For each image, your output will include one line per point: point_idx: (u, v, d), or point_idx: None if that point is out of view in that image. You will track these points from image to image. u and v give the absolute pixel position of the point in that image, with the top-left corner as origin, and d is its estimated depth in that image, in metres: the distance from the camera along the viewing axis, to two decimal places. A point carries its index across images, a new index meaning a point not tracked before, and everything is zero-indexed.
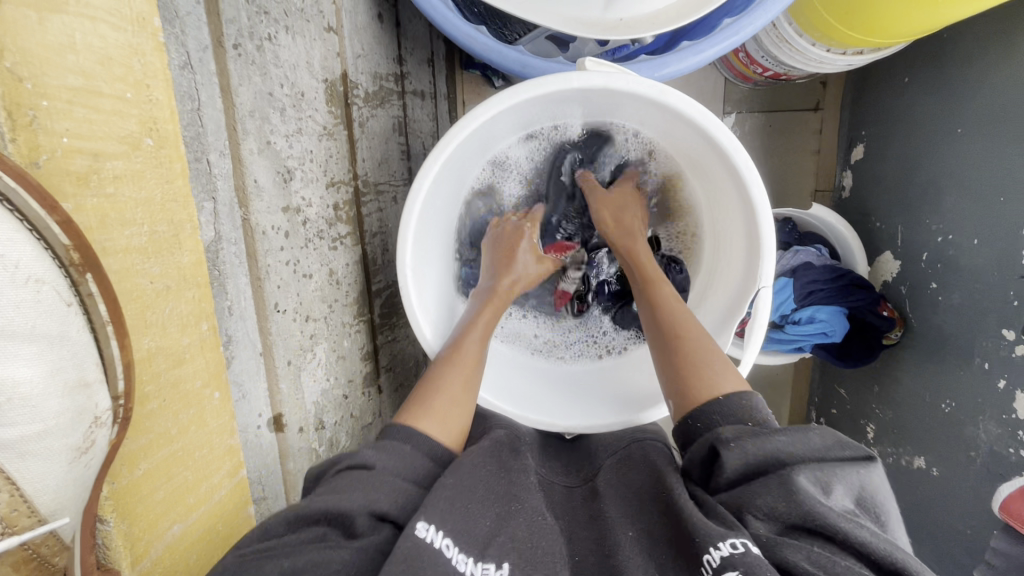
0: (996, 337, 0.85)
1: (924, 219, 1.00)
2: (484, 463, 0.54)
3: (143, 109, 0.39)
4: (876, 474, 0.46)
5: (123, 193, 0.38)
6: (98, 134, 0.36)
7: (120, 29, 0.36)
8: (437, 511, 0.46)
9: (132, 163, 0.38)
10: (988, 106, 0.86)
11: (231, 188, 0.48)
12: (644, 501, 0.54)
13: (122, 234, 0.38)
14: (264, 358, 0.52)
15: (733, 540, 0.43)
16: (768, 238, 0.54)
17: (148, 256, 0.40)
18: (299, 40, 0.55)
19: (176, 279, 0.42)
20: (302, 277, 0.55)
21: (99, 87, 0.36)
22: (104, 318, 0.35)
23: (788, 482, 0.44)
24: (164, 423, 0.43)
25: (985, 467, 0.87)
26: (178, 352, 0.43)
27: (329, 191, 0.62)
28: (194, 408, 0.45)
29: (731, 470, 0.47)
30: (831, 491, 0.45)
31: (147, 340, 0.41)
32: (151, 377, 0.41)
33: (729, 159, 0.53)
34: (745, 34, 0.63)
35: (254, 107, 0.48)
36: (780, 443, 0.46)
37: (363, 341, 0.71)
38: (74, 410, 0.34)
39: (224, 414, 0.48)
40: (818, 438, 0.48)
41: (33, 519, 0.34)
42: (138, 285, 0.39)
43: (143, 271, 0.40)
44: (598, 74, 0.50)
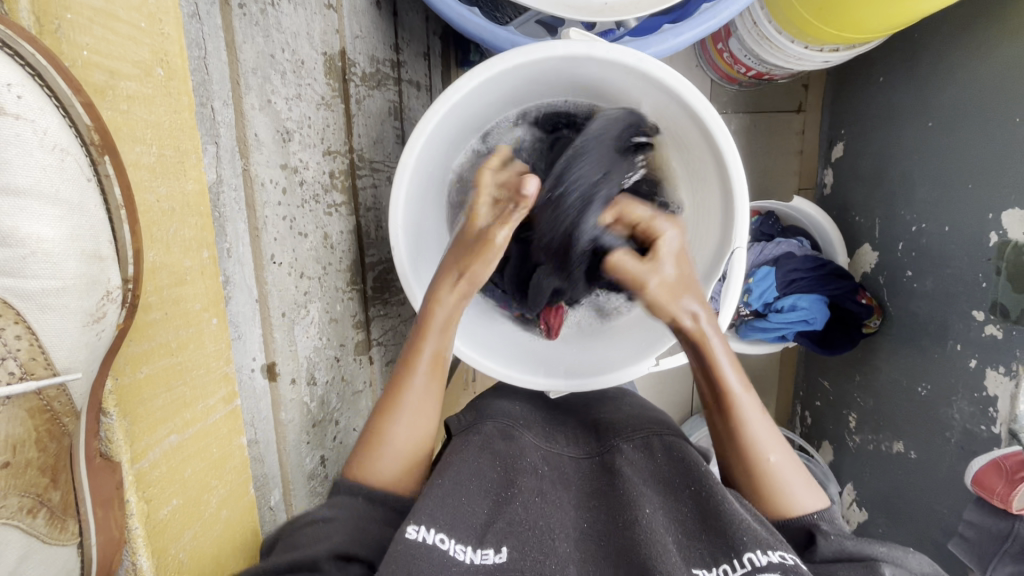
0: (967, 318, 0.88)
1: (899, 211, 1.04)
2: (478, 457, 0.57)
3: (155, 41, 0.41)
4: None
5: (136, 113, 0.41)
6: (114, 53, 0.39)
7: None
8: (426, 509, 0.49)
9: (144, 87, 0.41)
10: (955, 98, 0.91)
11: (233, 139, 0.50)
12: (670, 486, 0.55)
13: (132, 149, 0.41)
14: (260, 306, 0.54)
15: (780, 550, 0.46)
16: (740, 200, 0.57)
17: (155, 176, 0.42)
18: (301, 12, 0.59)
19: (180, 204, 0.44)
20: (298, 234, 0.58)
21: (117, 13, 0.39)
22: (118, 202, 0.39)
23: (876, 566, 0.46)
24: (163, 334, 0.45)
25: (959, 446, 0.90)
26: (181, 273, 0.45)
27: (326, 159, 0.65)
28: (194, 327, 0.47)
29: (823, 554, 0.49)
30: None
31: (151, 254, 0.43)
32: (154, 289, 0.44)
33: (703, 124, 0.56)
34: (722, 17, 0.66)
35: (256, 66, 0.50)
36: (879, 550, 0.48)
37: (355, 309, 0.73)
38: (88, 278, 0.38)
39: (222, 340, 0.50)
40: (915, 561, 0.49)
41: (49, 370, 0.38)
42: (144, 201, 0.42)
43: (150, 189, 0.42)
44: (581, 43, 0.54)
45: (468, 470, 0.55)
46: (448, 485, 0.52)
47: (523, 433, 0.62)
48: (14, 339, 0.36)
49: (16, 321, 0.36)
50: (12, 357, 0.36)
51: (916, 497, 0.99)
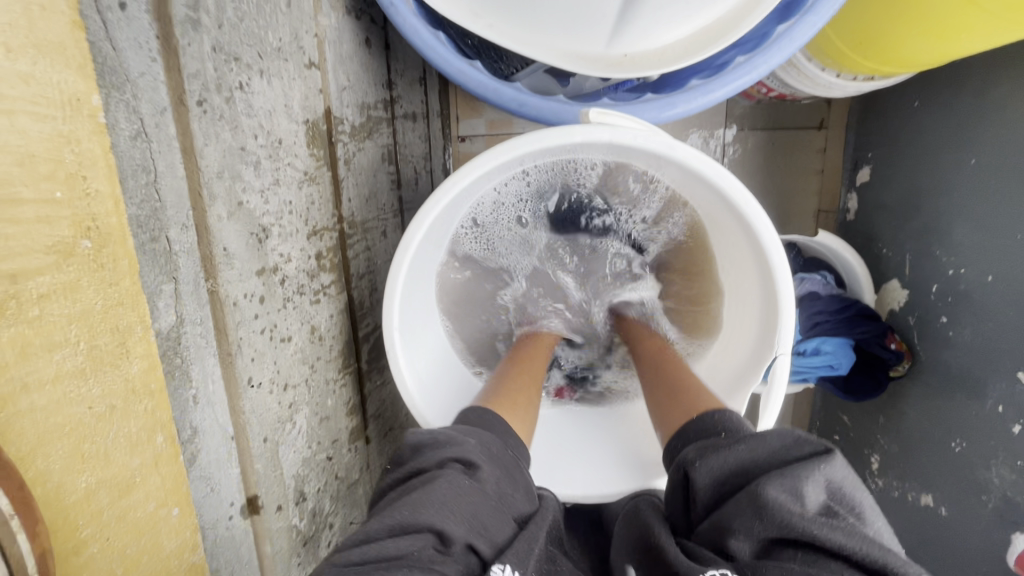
0: (1010, 379, 0.82)
1: (934, 251, 0.96)
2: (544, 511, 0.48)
3: (77, 208, 0.30)
4: (838, 467, 0.40)
5: (51, 312, 0.29)
6: (16, 250, 0.27)
7: (43, 118, 0.28)
8: (511, 548, 0.40)
9: (63, 273, 0.30)
10: (1004, 137, 0.82)
11: (197, 261, 0.42)
12: (646, 546, 0.47)
13: (50, 360, 0.30)
14: (236, 438, 0.47)
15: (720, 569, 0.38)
16: (786, 303, 0.50)
17: (85, 379, 0.32)
18: (276, 82, 0.51)
19: (122, 394, 0.34)
20: (279, 342, 0.51)
21: (18, 193, 0.27)
22: (6, 502, 0.27)
23: (756, 495, 0.39)
24: (106, 564, 0.35)
25: (997, 513, 0.84)
26: (127, 478, 0.36)
27: (311, 241, 0.57)
28: (145, 534, 0.38)
29: (703, 492, 0.43)
30: (801, 494, 0.38)
31: (84, 475, 0.33)
32: (91, 517, 0.34)
33: (745, 218, 0.49)
34: (758, 73, 0.59)
35: (222, 167, 0.43)
36: (743, 452, 0.43)
37: (349, 394, 0.66)
38: None
39: (185, 529, 0.41)
40: (775, 439, 0.43)
41: None
42: (73, 415, 0.32)
43: (81, 397, 0.32)
44: (602, 129, 0.47)
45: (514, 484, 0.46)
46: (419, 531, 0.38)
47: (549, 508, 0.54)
48: None
49: None
50: None
51: (945, 557, 0.94)
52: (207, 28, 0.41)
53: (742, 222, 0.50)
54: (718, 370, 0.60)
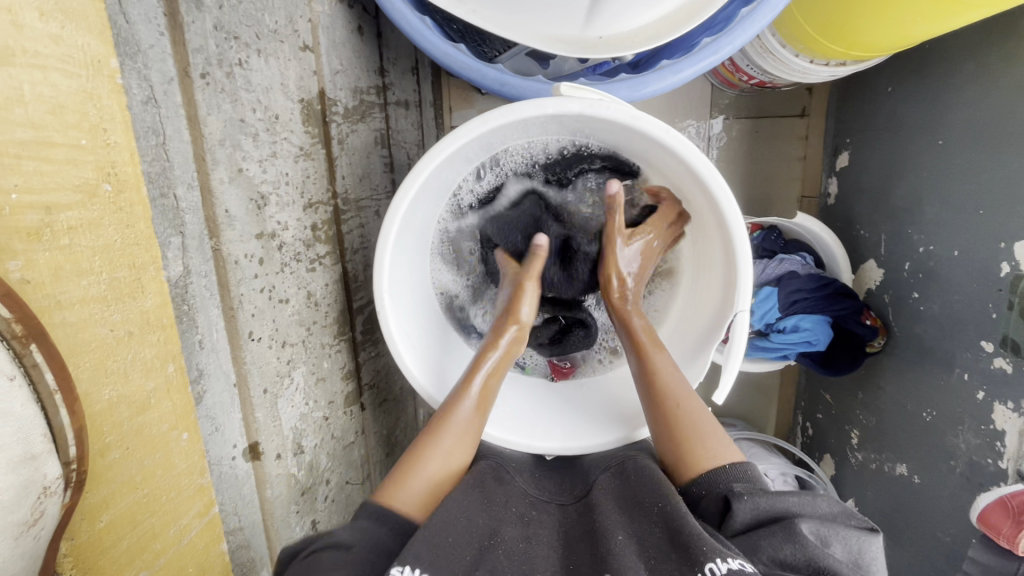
0: (975, 348, 0.86)
1: (906, 230, 1.00)
2: (467, 496, 0.55)
3: (98, 155, 0.36)
4: (872, 544, 0.50)
5: (80, 244, 0.35)
6: (50, 185, 0.33)
7: (71, 75, 0.34)
8: (414, 549, 0.47)
9: (88, 210, 0.36)
10: (967, 118, 0.87)
11: (201, 222, 0.47)
12: (639, 507, 0.54)
13: (77, 284, 0.35)
14: (239, 388, 0.52)
15: (737, 559, 0.44)
16: (743, 261, 0.54)
17: (107, 305, 0.37)
18: (272, 62, 0.55)
19: (139, 324, 0.40)
20: (278, 302, 0.55)
21: (52, 137, 0.33)
22: (50, 386, 0.32)
23: (794, 527, 0.47)
24: (127, 470, 0.41)
25: (964, 476, 0.88)
26: (143, 398, 0.41)
27: (307, 213, 0.61)
28: (159, 452, 0.43)
29: (741, 520, 0.48)
30: (827, 543, 0.48)
31: (107, 390, 0.39)
32: (111, 428, 0.39)
33: (706, 184, 0.53)
34: (724, 53, 0.63)
35: (224, 135, 0.47)
36: (792, 501, 0.49)
37: (344, 360, 0.70)
38: (21, 484, 0.31)
39: (193, 454, 0.46)
40: (825, 504, 0.51)
41: None
42: (98, 334, 0.37)
43: (103, 320, 0.37)
44: (572, 101, 0.51)
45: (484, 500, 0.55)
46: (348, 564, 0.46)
47: (513, 475, 0.60)
48: None
49: None
50: None
51: (917, 522, 0.98)
52: (209, 8, 0.45)
53: (703, 188, 0.54)
54: (686, 334, 0.64)
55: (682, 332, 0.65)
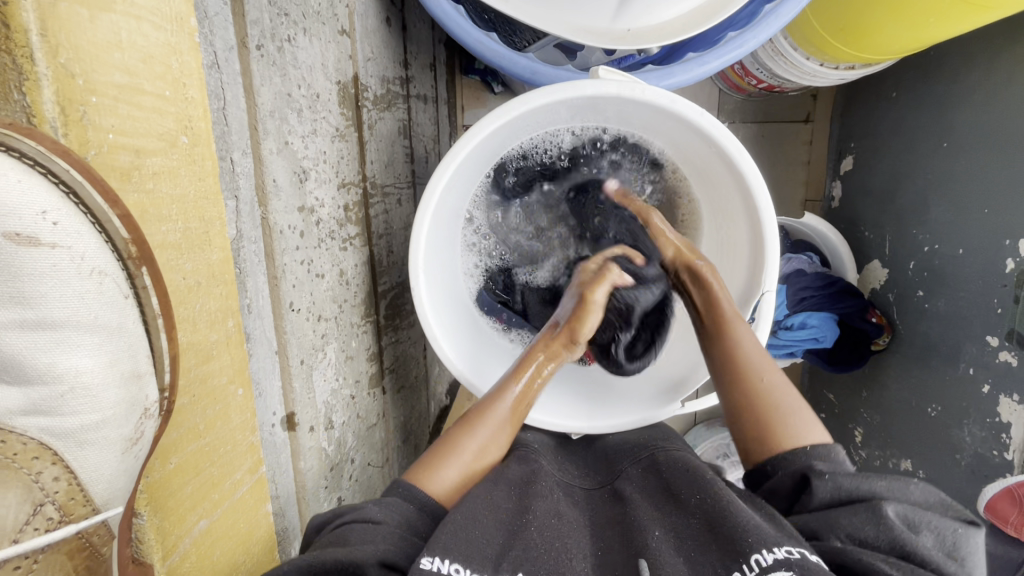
0: (980, 343, 0.88)
1: (911, 229, 1.02)
2: (492, 481, 0.55)
3: (179, 108, 0.37)
4: (974, 538, 0.46)
5: (161, 190, 0.37)
6: (141, 130, 0.35)
7: (160, 27, 0.35)
8: (443, 539, 0.47)
9: (169, 159, 0.37)
10: (972, 121, 0.90)
11: (253, 188, 0.48)
12: (676, 500, 0.55)
13: (159, 230, 0.37)
14: (279, 356, 0.52)
15: (787, 547, 0.46)
16: (771, 241, 0.56)
17: (181, 253, 0.38)
18: (315, 42, 0.55)
19: (205, 275, 0.41)
20: (315, 276, 0.56)
21: (142, 85, 0.35)
22: (155, 310, 0.36)
23: (879, 510, 0.46)
24: (192, 418, 0.42)
25: (970, 469, 0.90)
26: (207, 349, 0.42)
27: (340, 192, 0.61)
28: (220, 403, 0.44)
29: (819, 497, 0.48)
30: (917, 529, 0.46)
31: (179, 335, 0.40)
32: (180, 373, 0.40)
33: (736, 168, 0.55)
34: (748, 47, 0.65)
35: (274, 107, 0.48)
36: (880, 486, 0.48)
37: (369, 342, 0.71)
38: (129, 401, 0.36)
39: (248, 410, 0.47)
40: (919, 491, 0.48)
41: (89, 508, 0.37)
42: (172, 281, 0.38)
43: (176, 267, 0.38)
44: (612, 83, 0.53)
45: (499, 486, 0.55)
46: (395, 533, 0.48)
47: (538, 456, 0.62)
48: (52, 481, 0.36)
49: (54, 461, 0.36)
50: (50, 501, 0.36)
51: None
52: None
53: (734, 172, 0.56)
54: None
55: None
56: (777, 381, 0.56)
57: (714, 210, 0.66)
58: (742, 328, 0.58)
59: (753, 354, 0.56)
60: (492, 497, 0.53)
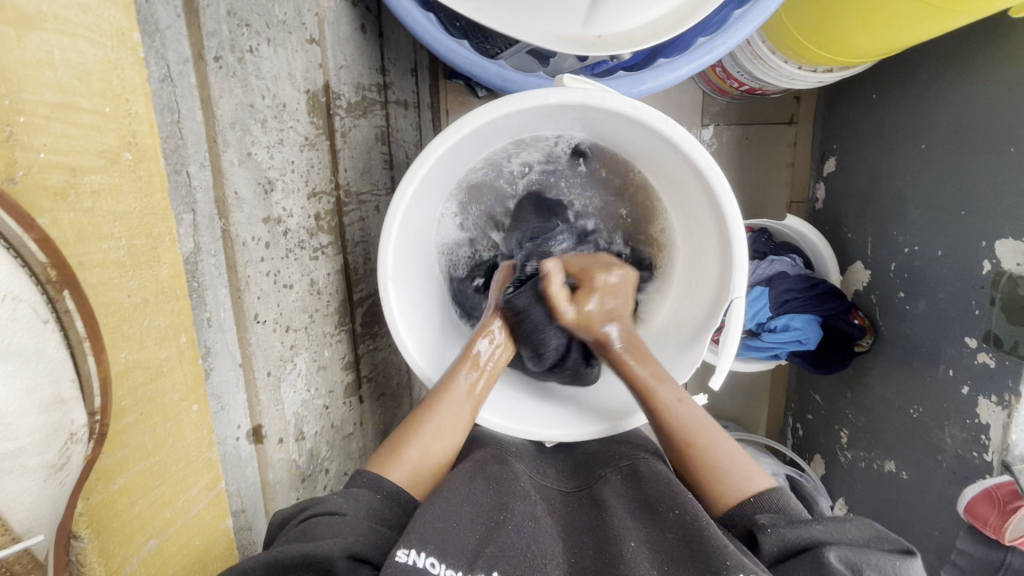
0: (959, 344, 0.89)
1: (891, 231, 1.03)
2: (471, 481, 0.56)
3: (121, 124, 0.37)
4: (911, 567, 0.47)
5: (101, 208, 0.36)
6: (76, 148, 0.34)
7: (98, 44, 0.35)
8: (418, 533, 0.48)
9: (110, 176, 0.37)
10: (949, 122, 0.90)
11: (211, 201, 0.48)
12: (653, 512, 0.55)
13: (99, 248, 0.36)
14: (244, 368, 0.52)
15: (760, 575, 0.46)
16: (738, 247, 0.56)
17: (125, 271, 0.38)
18: (281, 52, 0.55)
19: (154, 292, 0.40)
20: (282, 287, 0.56)
21: (78, 102, 0.34)
22: (81, 336, 0.34)
23: (820, 557, 0.46)
24: (139, 437, 0.42)
25: (951, 470, 0.90)
26: (156, 365, 0.41)
27: (311, 202, 0.61)
28: (171, 421, 0.44)
29: (768, 553, 0.49)
30: (861, 570, 0.46)
31: (123, 354, 0.39)
32: (127, 392, 0.40)
33: (702, 174, 0.55)
34: (719, 52, 0.65)
35: (234, 119, 0.48)
36: (817, 530, 0.49)
37: (344, 351, 0.70)
38: (51, 426, 0.33)
39: (202, 427, 0.47)
40: (854, 529, 0.50)
41: (8, 537, 0.32)
42: (115, 299, 0.38)
43: (120, 286, 0.38)
44: (576, 91, 0.53)
45: (479, 480, 0.56)
46: (365, 522, 0.49)
47: (515, 460, 0.61)
48: None
49: None
50: None
51: (904, 517, 1.00)
52: None
53: (700, 179, 0.56)
54: (679, 324, 0.66)
55: (676, 324, 0.66)
56: (717, 446, 0.57)
57: (683, 217, 0.66)
58: (666, 393, 0.58)
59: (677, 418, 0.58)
60: (470, 487, 0.55)
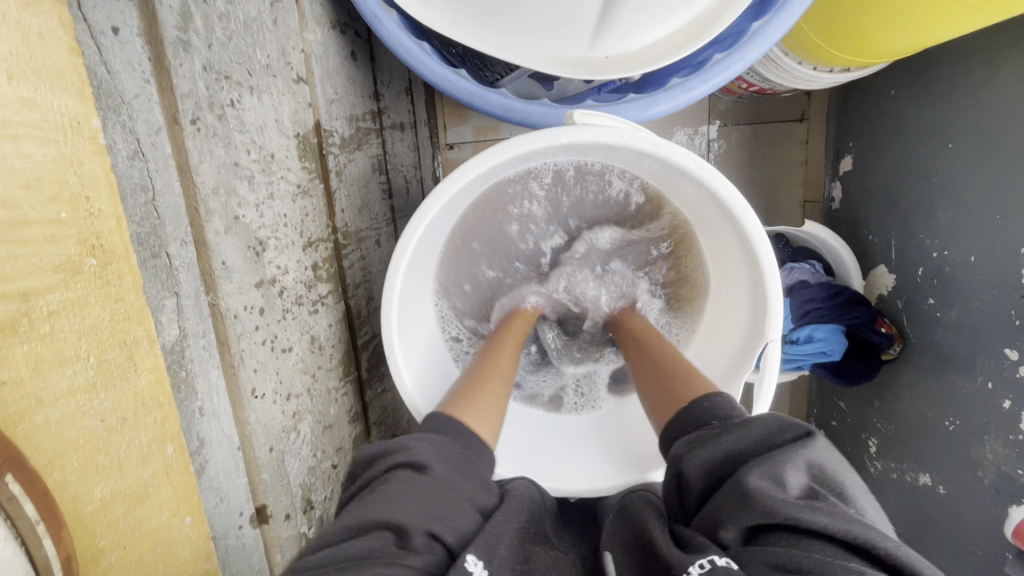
0: (999, 355, 0.84)
1: (917, 234, 0.98)
2: (521, 511, 0.47)
3: (81, 227, 0.32)
4: (817, 449, 0.40)
5: (61, 330, 0.31)
6: (26, 270, 0.29)
7: (46, 143, 0.29)
8: (485, 546, 0.40)
9: (71, 291, 0.32)
10: (976, 119, 0.85)
11: (196, 277, 0.44)
12: (634, 538, 0.46)
13: (62, 376, 0.31)
14: (242, 449, 0.49)
15: (711, 557, 0.37)
16: (773, 288, 0.51)
17: (96, 394, 0.33)
18: (266, 99, 0.50)
19: (132, 408, 0.36)
20: (281, 352, 0.52)
21: (26, 215, 0.29)
22: (32, 518, 0.28)
23: (738, 480, 0.38)
24: (124, 574, 0.36)
25: (993, 488, 0.85)
26: (141, 489, 0.37)
27: (307, 254, 0.57)
28: (161, 543, 0.39)
29: (696, 486, 0.42)
30: (783, 478, 0.38)
31: (98, 489, 0.34)
32: (107, 528, 0.35)
33: (729, 209, 0.51)
34: (737, 69, 0.60)
35: (218, 183, 0.44)
36: (729, 445, 0.42)
37: (351, 402, 0.67)
38: None
39: (197, 538, 0.43)
40: (759, 428, 0.42)
41: None
42: (87, 427, 0.33)
43: (93, 411, 0.33)
44: (589, 127, 0.48)
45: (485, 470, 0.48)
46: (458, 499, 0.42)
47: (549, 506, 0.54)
48: None
49: None
50: None
51: (944, 534, 0.95)
52: (197, 48, 0.42)
53: (728, 215, 0.52)
54: (709, 364, 0.61)
55: (705, 364, 0.62)
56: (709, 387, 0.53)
57: (712, 248, 0.61)
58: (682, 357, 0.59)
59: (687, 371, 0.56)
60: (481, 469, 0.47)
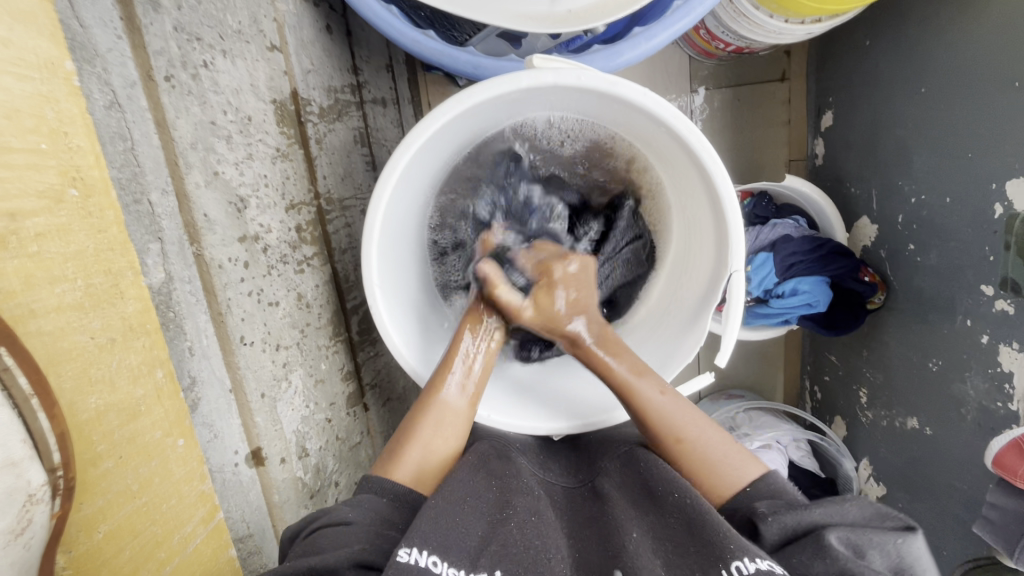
0: (976, 293, 0.86)
1: (896, 182, 0.99)
2: (474, 476, 0.55)
3: (62, 159, 0.36)
4: (915, 543, 0.45)
5: (49, 250, 0.36)
6: (13, 191, 0.33)
7: (25, 79, 0.34)
8: (420, 531, 0.46)
9: (57, 216, 0.36)
10: (947, 62, 0.86)
11: (179, 227, 0.48)
12: (653, 499, 0.53)
13: (52, 292, 0.36)
14: (235, 393, 0.54)
15: (767, 560, 0.44)
16: (733, 219, 0.54)
17: (86, 312, 0.38)
18: (240, 63, 0.52)
19: (121, 330, 0.41)
20: (267, 305, 0.55)
21: (11, 141, 0.33)
22: (26, 391, 0.33)
23: (821, 540, 0.44)
24: (122, 480, 0.43)
25: (976, 422, 0.88)
26: (132, 405, 0.43)
27: (290, 216, 0.58)
28: (155, 458, 0.45)
29: (772, 541, 0.47)
30: (864, 553, 0.44)
31: (94, 398, 0.40)
32: (104, 436, 0.41)
33: (687, 143, 0.53)
34: (696, 14, 0.62)
35: (195, 139, 0.47)
36: (817, 514, 0.46)
37: (342, 361, 0.69)
38: (6, 491, 0.32)
39: (190, 460, 0.48)
40: (855, 508, 0.47)
41: None
42: (77, 342, 0.38)
43: (83, 327, 0.38)
44: (547, 72, 0.50)
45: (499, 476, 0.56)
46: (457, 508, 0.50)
47: (518, 454, 0.61)
48: None
49: None
50: None
51: (931, 473, 0.97)
52: (167, 10, 0.45)
53: (687, 151, 0.54)
54: (679, 303, 0.63)
55: (675, 306, 0.64)
56: (705, 434, 0.56)
57: (677, 192, 0.63)
58: (645, 387, 0.57)
59: (667, 411, 0.57)
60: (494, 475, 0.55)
